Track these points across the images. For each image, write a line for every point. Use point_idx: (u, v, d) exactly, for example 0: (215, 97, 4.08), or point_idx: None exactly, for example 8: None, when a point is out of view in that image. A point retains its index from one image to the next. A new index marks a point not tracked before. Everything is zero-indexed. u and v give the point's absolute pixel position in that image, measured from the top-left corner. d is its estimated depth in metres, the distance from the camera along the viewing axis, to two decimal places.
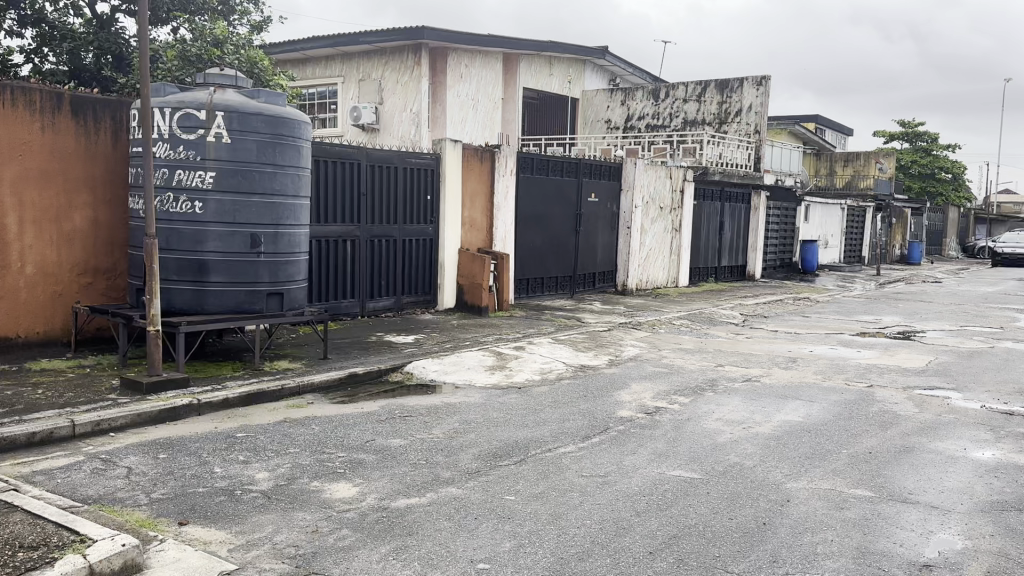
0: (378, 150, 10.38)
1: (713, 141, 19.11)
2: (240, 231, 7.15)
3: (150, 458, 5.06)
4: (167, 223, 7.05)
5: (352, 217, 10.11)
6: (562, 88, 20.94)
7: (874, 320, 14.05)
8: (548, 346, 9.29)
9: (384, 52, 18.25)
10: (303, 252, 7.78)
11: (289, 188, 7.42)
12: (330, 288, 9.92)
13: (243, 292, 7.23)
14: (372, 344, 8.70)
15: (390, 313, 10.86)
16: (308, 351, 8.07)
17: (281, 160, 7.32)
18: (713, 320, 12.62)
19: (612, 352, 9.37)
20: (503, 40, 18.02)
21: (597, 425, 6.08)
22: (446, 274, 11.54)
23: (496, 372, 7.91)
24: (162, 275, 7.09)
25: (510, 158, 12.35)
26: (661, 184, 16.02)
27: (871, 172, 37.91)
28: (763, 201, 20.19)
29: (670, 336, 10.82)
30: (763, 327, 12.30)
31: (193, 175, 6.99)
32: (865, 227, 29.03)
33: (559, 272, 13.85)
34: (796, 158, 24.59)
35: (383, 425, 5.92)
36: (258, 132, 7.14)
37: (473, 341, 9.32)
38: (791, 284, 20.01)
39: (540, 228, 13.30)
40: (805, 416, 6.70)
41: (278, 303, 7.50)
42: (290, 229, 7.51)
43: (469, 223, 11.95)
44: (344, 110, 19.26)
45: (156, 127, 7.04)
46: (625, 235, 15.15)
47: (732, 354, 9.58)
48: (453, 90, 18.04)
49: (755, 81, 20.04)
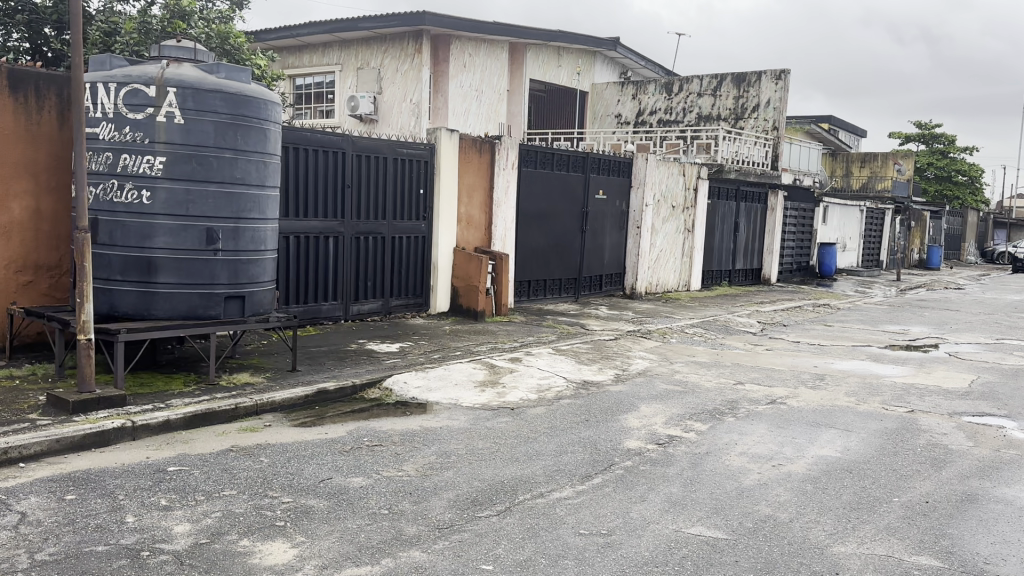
0: (364, 138, 9.46)
1: (729, 137, 18.14)
2: (194, 225, 6.25)
3: (54, 500, 4.16)
4: (110, 215, 6.15)
5: (334, 212, 9.20)
6: (570, 80, 19.99)
7: (902, 330, 13.07)
8: (548, 358, 8.34)
9: (384, 39, 17.32)
10: (269, 250, 6.87)
11: (252, 177, 6.52)
12: (309, 290, 9.01)
13: (197, 296, 6.33)
14: (350, 354, 7.78)
15: (377, 317, 9.96)
16: (276, 362, 7.16)
17: (244, 145, 6.42)
18: (728, 328, 11.65)
19: (619, 365, 8.43)
20: (509, 28, 17.08)
21: (600, 460, 5.13)
22: (439, 276, 10.61)
23: (487, 389, 6.98)
24: (105, 274, 6.20)
25: (511, 150, 11.41)
26: (673, 181, 15.06)
27: (889, 173, 36.86)
28: (780, 202, 19.20)
29: (682, 346, 9.87)
30: (783, 337, 11.34)
31: (140, 161, 6.09)
32: (884, 229, 27.97)
33: (563, 274, 12.90)
34: (816, 156, 23.54)
35: (346, 457, 5.00)
36: (216, 112, 6.24)
37: (464, 352, 8.40)
38: (808, 289, 19.02)
39: (543, 226, 12.35)
40: (843, 452, 5.75)
41: (238, 308, 6.60)
42: (254, 223, 6.60)
43: (465, 220, 11.01)
44: (342, 99, 18.34)
45: (100, 104, 6.15)
46: (634, 235, 14.20)
47: (752, 370, 8.63)
48: (456, 79, 17.10)
49: (773, 75, 19.07)
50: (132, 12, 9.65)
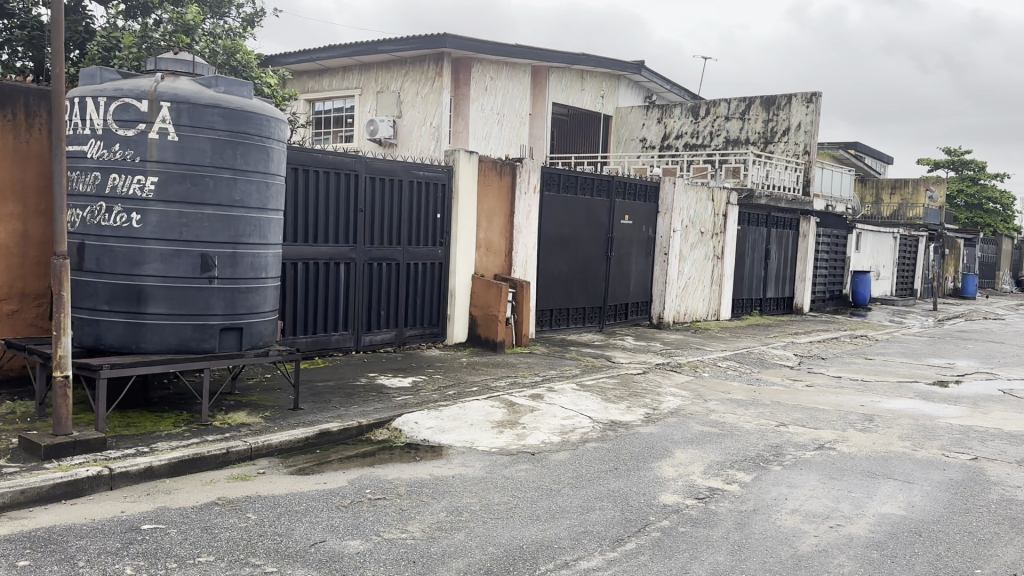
0: (378, 160, 8.99)
1: (759, 161, 17.55)
2: (188, 251, 5.74)
3: (4, 567, 3.60)
4: (98, 239, 5.67)
5: (346, 237, 8.70)
6: (594, 104, 19.54)
7: (947, 364, 12.32)
8: (572, 395, 7.73)
9: (404, 63, 16.95)
10: (270, 278, 6.34)
11: (252, 200, 6.02)
12: (317, 320, 8.49)
13: (189, 327, 5.80)
14: (358, 389, 7.21)
15: (390, 348, 9.40)
16: (278, 400, 6.61)
17: (244, 165, 5.93)
18: (763, 362, 10.97)
19: (649, 402, 7.79)
20: (532, 50, 16.67)
21: (632, 519, 4.51)
22: (457, 304, 10.06)
23: (506, 430, 6.38)
24: (91, 303, 5.71)
25: (533, 173, 10.90)
26: (701, 206, 14.47)
27: (921, 200, 36.04)
28: (813, 228, 18.54)
29: (716, 382, 9.21)
30: (822, 372, 10.65)
31: (130, 181, 5.61)
32: (918, 257, 27.11)
33: (587, 303, 12.30)
34: (848, 182, 22.83)
35: (345, 513, 4.42)
36: (214, 129, 5.76)
37: (482, 387, 7.81)
38: (843, 319, 18.27)
39: (566, 253, 11.79)
40: (908, 509, 5.08)
41: (235, 341, 6.06)
42: (254, 249, 6.09)
43: (484, 246, 10.45)
44: (361, 123, 17.96)
45: (89, 120, 5.69)
46: (662, 262, 13.59)
47: (793, 411, 7.96)
48: (477, 103, 16.68)
49: (804, 98, 18.50)
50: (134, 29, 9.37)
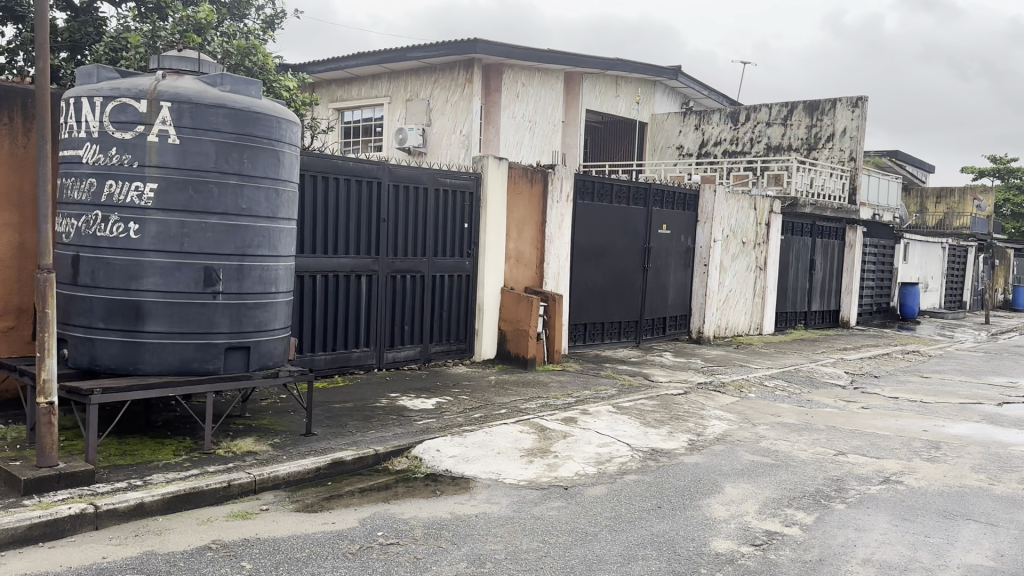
0: (403, 166, 8.52)
1: (804, 168, 16.82)
2: (190, 264, 5.27)
3: None
4: (94, 251, 5.23)
5: (368, 248, 8.22)
6: (629, 110, 18.97)
7: (1011, 383, 11.49)
8: (608, 418, 7.12)
9: (434, 69, 16.49)
10: (282, 293, 5.85)
11: (261, 208, 5.54)
12: (337, 336, 8.01)
13: (191, 347, 5.33)
14: (376, 412, 6.68)
15: (415, 365, 8.88)
16: (290, 424, 6.11)
17: (251, 170, 5.46)
18: (812, 381, 10.27)
19: (693, 427, 7.15)
20: (566, 56, 16.15)
21: (681, 572, 3.91)
22: (485, 318, 9.52)
23: (536, 459, 5.81)
24: (86, 321, 5.27)
25: (566, 181, 10.35)
26: (743, 215, 13.81)
27: (968, 209, 34.88)
28: (859, 237, 17.74)
29: (764, 404, 8.55)
30: (877, 393, 9.93)
31: (128, 188, 5.18)
32: (968, 268, 26.04)
33: (623, 316, 11.69)
34: (896, 189, 21.93)
35: (352, 562, 3.88)
36: (218, 131, 5.31)
37: (512, 409, 7.24)
38: (892, 334, 17.42)
39: (601, 264, 11.20)
40: (998, 559, 4.41)
41: (242, 361, 5.58)
42: (263, 262, 5.61)
43: (515, 257, 9.89)
44: (390, 132, 17.51)
45: (85, 122, 5.27)
46: (702, 274, 12.93)
47: (851, 438, 7.28)
48: (508, 110, 16.18)
49: (850, 102, 17.74)
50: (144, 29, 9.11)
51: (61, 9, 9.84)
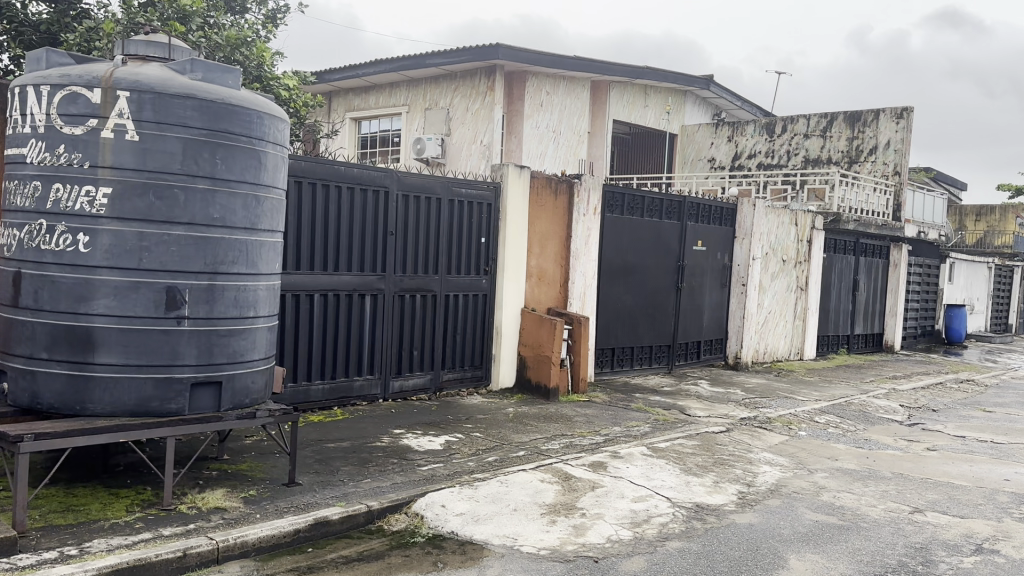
0: (414, 174, 7.69)
1: (846, 182, 15.80)
2: (148, 284, 4.43)
3: None
4: (37, 267, 4.41)
5: (373, 264, 7.37)
6: (658, 121, 18.09)
7: None
8: (643, 464, 6.19)
9: (453, 76, 15.64)
10: (262, 317, 4.99)
11: (237, 217, 4.70)
12: (338, 363, 7.15)
13: (150, 382, 4.47)
14: (375, 454, 5.78)
15: (424, 395, 8.00)
16: (271, 471, 5.23)
17: (225, 172, 4.63)
18: (866, 417, 9.27)
19: (741, 476, 6.20)
20: (593, 63, 15.28)
21: None
22: (504, 342, 8.62)
23: (561, 519, 4.87)
24: (28, 350, 4.45)
25: (593, 192, 9.47)
26: (784, 231, 12.84)
27: (1009, 227, 33.55)
28: (905, 256, 16.68)
29: (817, 446, 7.57)
30: (939, 431, 8.91)
31: (77, 193, 4.35)
32: (1014, 289, 24.77)
33: (654, 340, 10.74)
34: (941, 206, 20.79)
35: None
36: (186, 125, 4.49)
37: (532, 450, 6.32)
38: (940, 360, 16.30)
39: (631, 284, 10.28)
40: None
41: (212, 399, 4.72)
42: (239, 281, 4.75)
43: (537, 275, 8.99)
44: (407, 142, 16.68)
45: (30, 115, 4.47)
46: (739, 295, 11.94)
47: (924, 490, 6.27)
48: (532, 120, 15.34)
49: (894, 112, 16.72)
50: (129, 22, 8.43)
51: (44, 1, 9.15)
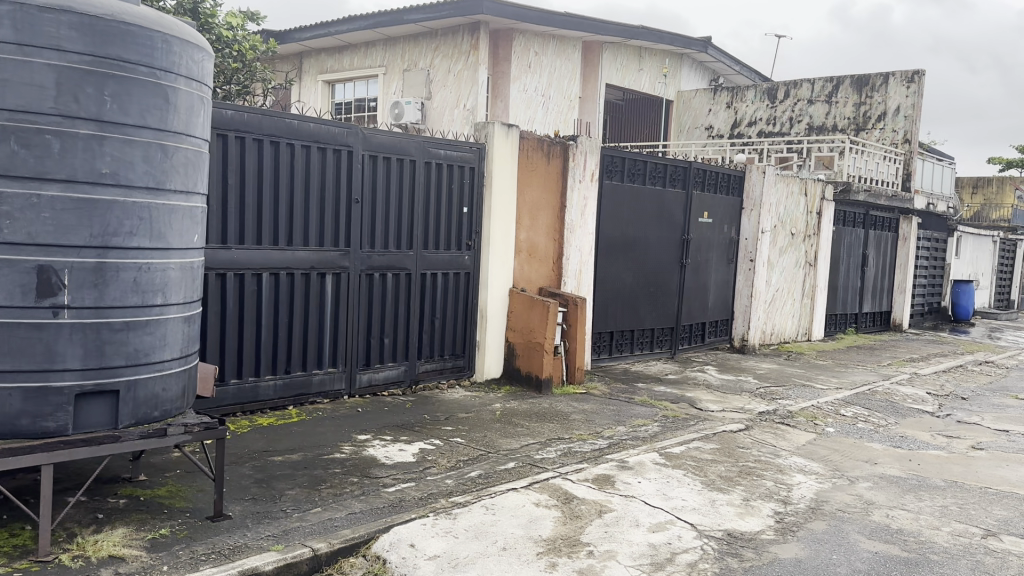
0: (383, 132, 6.55)
1: (855, 151, 14.73)
2: (13, 262, 3.30)
3: None
4: None
5: (335, 238, 6.26)
6: (652, 86, 16.93)
7: None
8: (657, 477, 5.14)
9: (434, 35, 14.35)
10: (174, 305, 3.86)
11: (137, 173, 3.57)
12: (293, 355, 6.05)
13: (18, 394, 3.36)
14: (330, 472, 4.69)
15: (397, 390, 6.92)
16: (195, 500, 4.13)
17: (118, 114, 3.49)
18: (895, 409, 8.27)
19: (774, 491, 5.18)
20: (584, 21, 14.06)
21: None
22: (489, 327, 7.54)
23: (562, 561, 3.80)
24: None
25: (590, 156, 8.35)
26: (793, 202, 11.79)
27: (1007, 201, 32.61)
28: (914, 229, 15.68)
29: (851, 446, 6.56)
30: (979, 424, 7.91)
31: None
32: (1019, 264, 23.88)
33: (656, 323, 9.70)
34: (949, 176, 19.76)
35: None
36: (60, 47, 3.32)
37: (525, 461, 5.25)
38: (952, 339, 15.38)
39: (632, 259, 9.21)
40: None
41: (107, 414, 3.61)
42: (140, 257, 3.63)
43: (527, 251, 7.88)
44: (385, 106, 15.44)
45: None
46: (747, 271, 10.91)
47: (990, 504, 5.26)
48: (519, 82, 14.13)
49: (905, 76, 15.64)
50: None
51: None
